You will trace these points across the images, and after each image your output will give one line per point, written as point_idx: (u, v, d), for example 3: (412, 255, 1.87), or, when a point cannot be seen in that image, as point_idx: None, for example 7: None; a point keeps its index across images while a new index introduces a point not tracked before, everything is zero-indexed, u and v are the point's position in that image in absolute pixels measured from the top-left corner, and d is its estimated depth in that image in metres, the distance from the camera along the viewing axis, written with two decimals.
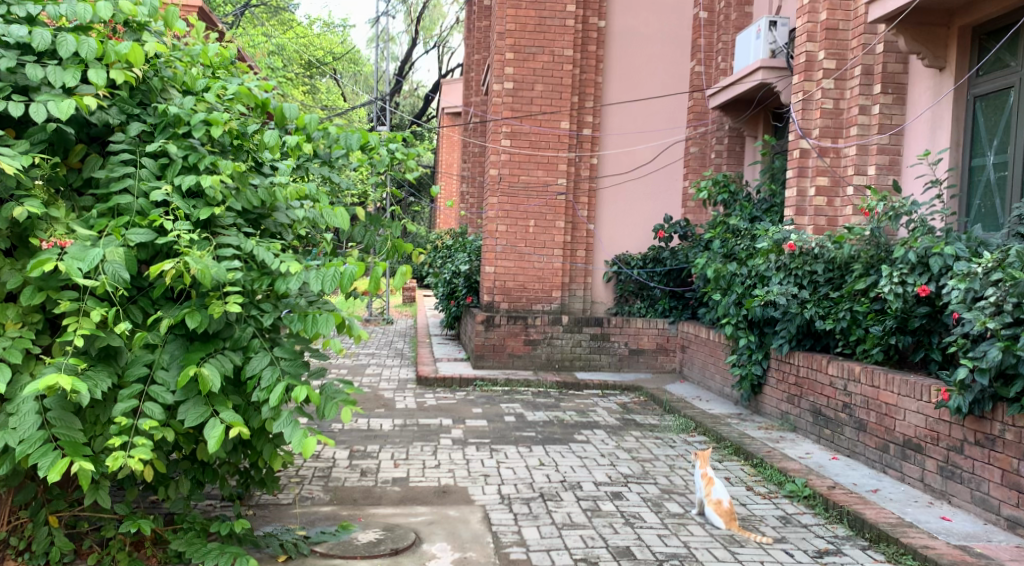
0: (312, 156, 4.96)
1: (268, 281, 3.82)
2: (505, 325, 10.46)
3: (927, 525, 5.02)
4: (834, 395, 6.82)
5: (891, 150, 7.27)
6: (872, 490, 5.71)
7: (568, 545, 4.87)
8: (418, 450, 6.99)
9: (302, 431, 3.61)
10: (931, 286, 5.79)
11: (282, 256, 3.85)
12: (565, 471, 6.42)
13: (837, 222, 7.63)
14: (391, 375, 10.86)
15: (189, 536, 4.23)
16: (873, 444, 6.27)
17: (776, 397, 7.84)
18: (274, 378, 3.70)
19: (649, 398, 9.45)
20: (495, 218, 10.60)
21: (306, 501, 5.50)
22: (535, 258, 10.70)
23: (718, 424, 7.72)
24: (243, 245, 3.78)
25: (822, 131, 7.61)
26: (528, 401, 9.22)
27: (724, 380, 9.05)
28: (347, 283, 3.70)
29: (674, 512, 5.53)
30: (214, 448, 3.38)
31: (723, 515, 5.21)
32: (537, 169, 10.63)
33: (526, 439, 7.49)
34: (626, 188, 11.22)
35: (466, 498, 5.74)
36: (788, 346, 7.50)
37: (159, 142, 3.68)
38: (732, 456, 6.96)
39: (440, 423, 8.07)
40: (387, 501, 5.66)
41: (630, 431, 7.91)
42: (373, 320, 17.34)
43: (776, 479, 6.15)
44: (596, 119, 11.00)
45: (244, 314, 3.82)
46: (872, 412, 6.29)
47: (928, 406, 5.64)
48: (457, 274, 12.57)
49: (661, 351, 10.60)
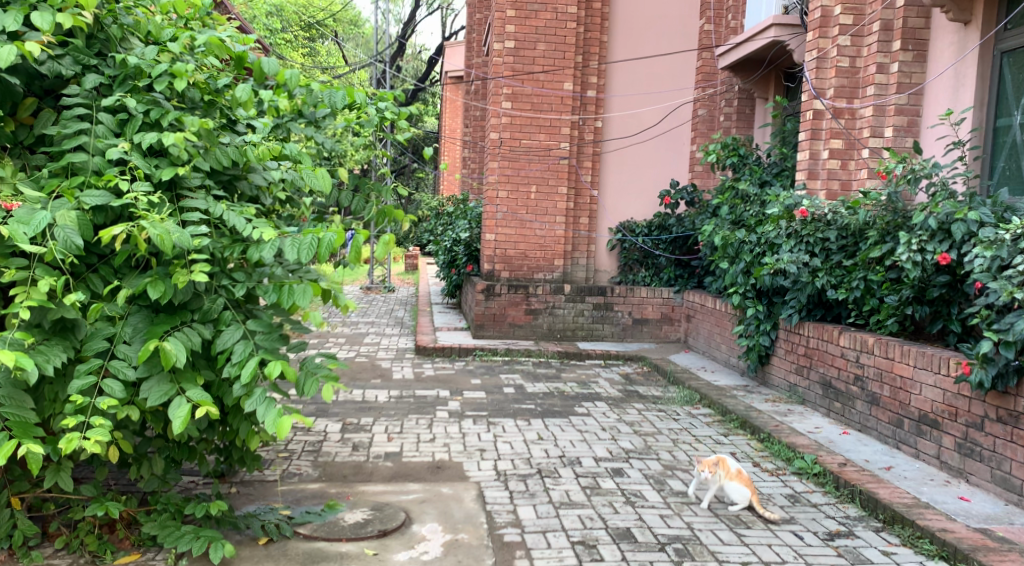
0: (296, 116, 4.70)
1: (239, 249, 3.56)
2: (506, 294, 10.16)
3: (944, 506, 4.76)
4: (845, 367, 6.55)
5: (910, 111, 6.92)
6: (884, 468, 5.45)
7: (566, 525, 4.62)
8: (412, 423, 6.75)
9: (277, 410, 3.38)
10: (952, 253, 5.48)
11: (256, 222, 3.59)
12: (564, 446, 6.17)
13: (850, 186, 7.31)
14: (389, 344, 10.61)
15: (163, 518, 4.00)
16: (886, 419, 6.00)
17: (784, 369, 7.57)
18: (247, 353, 3.45)
19: (653, 369, 9.20)
20: (495, 183, 10.28)
21: (293, 478, 5.27)
22: (536, 225, 10.38)
23: (723, 397, 7.47)
24: (211, 208, 3.50)
25: (837, 91, 7.29)
26: (528, 372, 8.97)
27: (730, 350, 8.78)
28: (325, 253, 3.40)
29: (676, 490, 5.28)
30: (179, 430, 3.14)
31: (746, 482, 4.88)
32: (538, 133, 10.28)
33: (525, 411, 7.24)
34: (632, 152, 10.86)
35: (460, 474, 5.50)
36: (798, 316, 7.23)
37: (116, 95, 3.39)
38: (737, 430, 6.70)
39: (437, 395, 7.84)
40: (378, 477, 5.42)
41: (632, 404, 7.66)
42: (374, 287, 17.04)
43: (784, 454, 5.89)
44: (600, 79, 10.63)
45: (214, 284, 3.56)
46: (885, 386, 6.01)
47: (946, 380, 5.36)
48: (457, 241, 12.27)
49: (665, 321, 10.34)
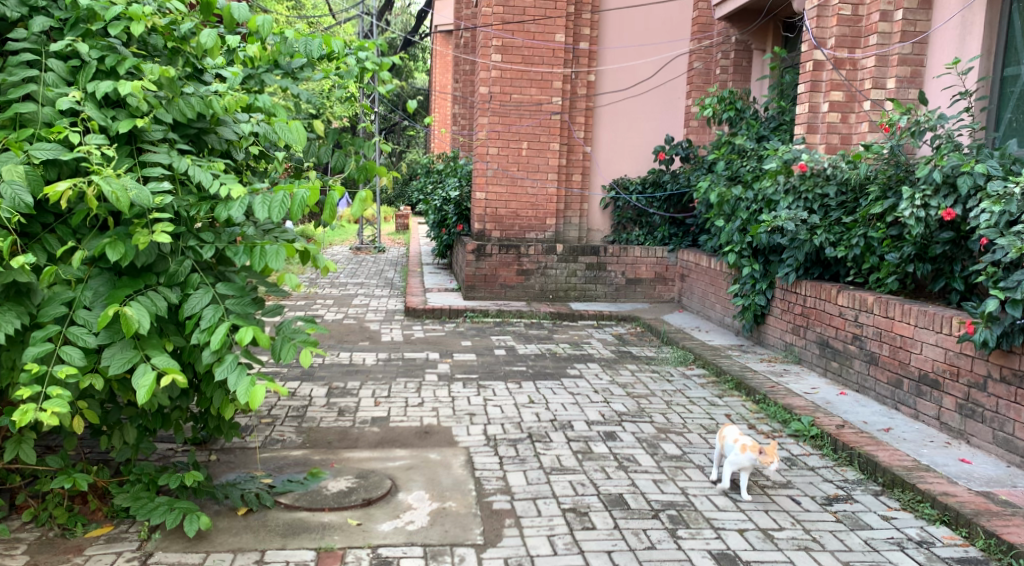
0: (271, 67, 4.51)
1: (207, 208, 3.36)
2: (497, 254, 9.95)
3: (945, 468, 4.61)
4: (843, 327, 6.40)
5: (913, 61, 6.78)
6: (883, 429, 5.31)
7: (556, 492, 4.47)
8: (401, 386, 6.58)
9: (249, 378, 3.22)
10: (957, 209, 5.29)
11: (224, 178, 3.41)
12: (556, 409, 6.02)
13: (851, 140, 7.20)
14: (378, 305, 10.41)
15: (135, 489, 3.84)
16: (885, 379, 5.85)
17: (780, 329, 7.42)
18: (216, 318, 3.29)
19: (646, 329, 9.05)
20: (485, 140, 9.98)
21: (276, 445, 5.11)
22: (527, 183, 10.12)
23: (718, 357, 7.33)
24: (174, 163, 3.31)
25: (838, 41, 7.18)
26: (519, 333, 8.80)
27: (725, 309, 8.63)
28: (297, 211, 3.30)
29: (671, 454, 5.13)
30: (144, 399, 2.97)
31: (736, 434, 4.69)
32: (529, 87, 9.98)
33: (516, 374, 7.09)
34: (625, 107, 10.59)
35: (449, 439, 5.35)
36: (794, 275, 7.06)
37: (66, 40, 3.17)
38: (732, 391, 6.56)
39: (427, 357, 7.68)
40: (364, 444, 5.26)
41: (626, 365, 7.51)
42: (364, 248, 16.76)
43: (780, 417, 5.75)
44: (593, 31, 10.31)
45: (181, 245, 3.38)
46: (885, 345, 5.86)
47: (948, 339, 5.20)
48: (447, 201, 12.01)
49: (659, 280, 10.18)
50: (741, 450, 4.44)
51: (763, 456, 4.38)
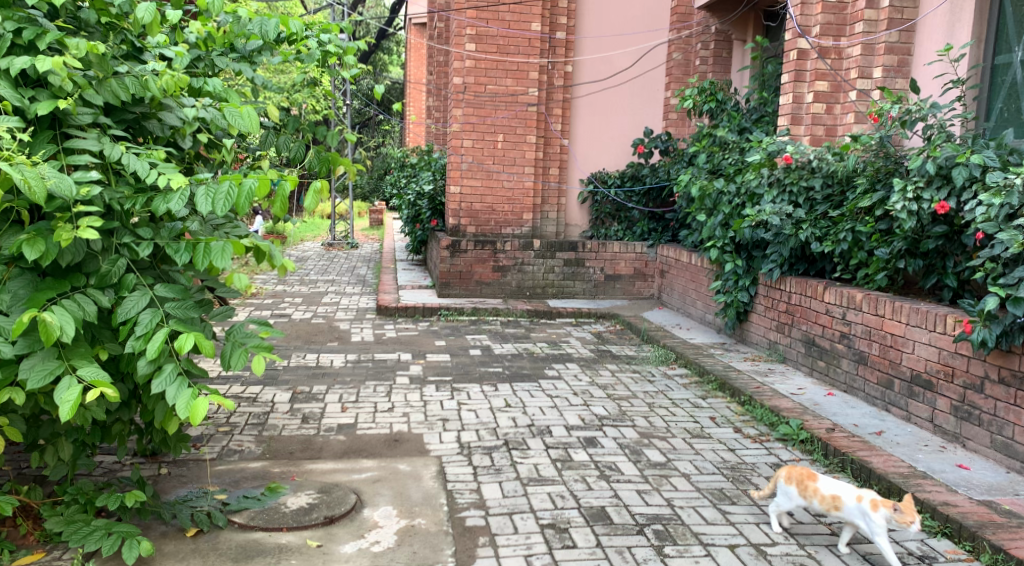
0: (224, 49, 4.22)
1: (144, 200, 3.07)
2: (473, 250, 9.64)
3: (943, 475, 4.35)
4: (830, 325, 6.15)
5: (900, 50, 6.57)
6: (875, 432, 5.04)
7: (534, 506, 4.18)
8: (370, 390, 6.26)
9: (190, 391, 2.95)
10: (950, 202, 5.07)
11: (163, 168, 3.12)
12: (533, 414, 5.72)
13: (836, 132, 7.04)
14: (350, 303, 10.06)
15: (70, 512, 3.52)
16: (874, 380, 5.61)
17: (764, 326, 7.18)
18: (154, 323, 3.00)
19: (626, 327, 8.79)
20: (460, 132, 9.65)
21: (233, 456, 4.79)
22: (502, 176, 9.82)
23: (700, 356, 7.08)
24: (106, 151, 3.03)
25: (823, 28, 6.96)
26: (495, 332, 8.50)
27: (706, 307, 8.39)
28: (244, 203, 3.05)
29: (655, 461, 4.85)
30: (67, 416, 2.66)
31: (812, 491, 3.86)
32: (505, 77, 9.68)
33: (492, 375, 6.78)
34: (604, 97, 10.31)
35: (420, 447, 5.04)
36: (779, 271, 6.84)
37: None
38: (716, 392, 6.31)
39: (398, 358, 7.35)
40: (330, 453, 4.94)
41: (606, 365, 7.24)
42: (336, 244, 16.34)
43: (768, 420, 5.50)
44: (571, 20, 10.04)
45: (114, 242, 3.09)
46: (874, 344, 5.61)
47: (943, 338, 4.96)
48: (421, 195, 11.67)
49: (638, 276, 9.93)
50: (873, 509, 3.61)
51: (901, 514, 3.55)
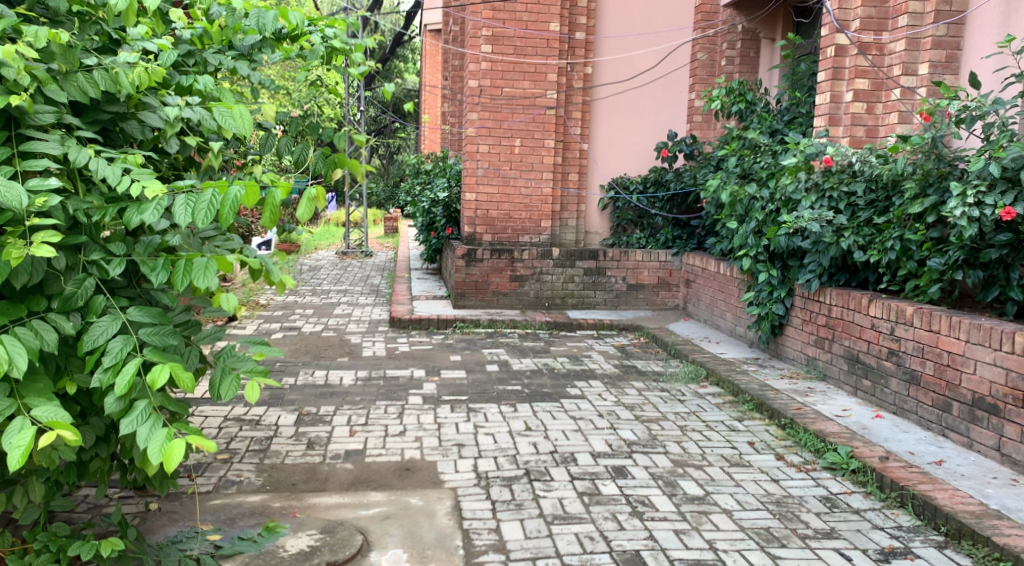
0: (220, 47, 3.86)
1: (115, 211, 2.74)
2: (489, 259, 9.22)
3: (1020, 515, 3.88)
4: (876, 341, 5.69)
5: (948, 44, 6.16)
6: (934, 462, 4.56)
7: (560, 550, 3.74)
8: (380, 411, 5.85)
9: (164, 434, 2.59)
10: (1016, 207, 4.63)
11: (137, 173, 2.79)
12: (556, 438, 5.29)
13: (877, 133, 6.60)
14: (362, 315, 9.66)
15: (40, 562, 3.13)
16: (929, 402, 5.14)
17: (801, 341, 6.73)
18: (124, 352, 2.66)
19: (651, 340, 8.35)
20: (475, 137, 9.27)
21: (230, 489, 4.39)
22: (520, 183, 9.42)
23: (733, 373, 6.62)
24: (70, 154, 2.72)
25: (864, 23, 6.52)
26: (513, 346, 8.07)
27: (736, 318, 7.94)
28: (228, 214, 2.63)
29: (692, 495, 4.41)
30: (17, 465, 2.30)
31: None
32: (522, 80, 9.29)
33: (511, 394, 6.36)
34: (625, 99, 9.88)
35: (433, 478, 4.62)
36: (818, 282, 6.38)
37: None
38: (753, 413, 5.86)
39: (411, 375, 6.94)
40: (335, 484, 4.53)
41: (631, 382, 6.79)
42: (350, 252, 15.98)
43: (813, 445, 5.04)
44: (590, 20, 9.64)
45: (81, 260, 2.76)
46: (928, 363, 5.15)
47: (1010, 358, 4.49)
48: (436, 202, 11.26)
49: (662, 286, 9.48)
50: None
51: None
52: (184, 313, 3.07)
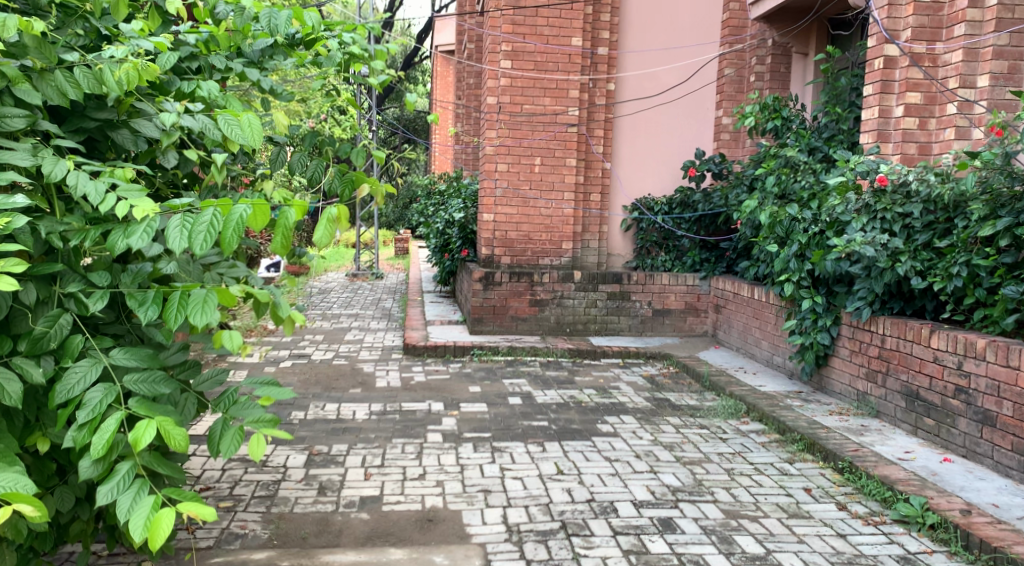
0: (226, 52, 3.43)
1: (97, 234, 2.30)
2: (508, 283, 8.76)
3: None
4: (940, 375, 5.19)
5: (1011, 54, 5.71)
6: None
7: None
8: (397, 450, 5.36)
9: (150, 503, 2.12)
10: None
11: (124, 188, 2.35)
12: (591, 484, 4.80)
13: (930, 150, 6.15)
14: (374, 341, 9.19)
15: None
16: (1007, 446, 4.64)
17: (849, 373, 6.23)
18: (105, 404, 2.20)
19: (681, 370, 7.85)
20: (494, 155, 8.86)
21: (232, 544, 3.91)
22: (540, 203, 8.97)
23: (777, 408, 6.12)
24: (42, 167, 2.29)
25: (916, 32, 6.07)
26: (535, 376, 7.58)
27: (774, 347, 7.45)
28: (232, 237, 2.19)
29: (752, 554, 3.91)
30: None
31: None
32: (543, 96, 8.87)
33: (537, 431, 5.86)
34: (650, 117, 9.45)
35: (459, 531, 4.13)
36: (869, 311, 5.90)
37: None
38: (804, 454, 5.34)
39: (429, 409, 6.45)
40: (351, 538, 4.05)
41: (666, 418, 6.28)
42: (361, 274, 15.55)
43: (880, 494, 4.54)
44: (614, 35, 9.22)
45: (55, 293, 2.33)
46: (1006, 403, 4.65)
47: None
48: (451, 223, 10.82)
49: (690, 311, 9.00)
50: None
51: None
52: (179, 352, 2.62)
